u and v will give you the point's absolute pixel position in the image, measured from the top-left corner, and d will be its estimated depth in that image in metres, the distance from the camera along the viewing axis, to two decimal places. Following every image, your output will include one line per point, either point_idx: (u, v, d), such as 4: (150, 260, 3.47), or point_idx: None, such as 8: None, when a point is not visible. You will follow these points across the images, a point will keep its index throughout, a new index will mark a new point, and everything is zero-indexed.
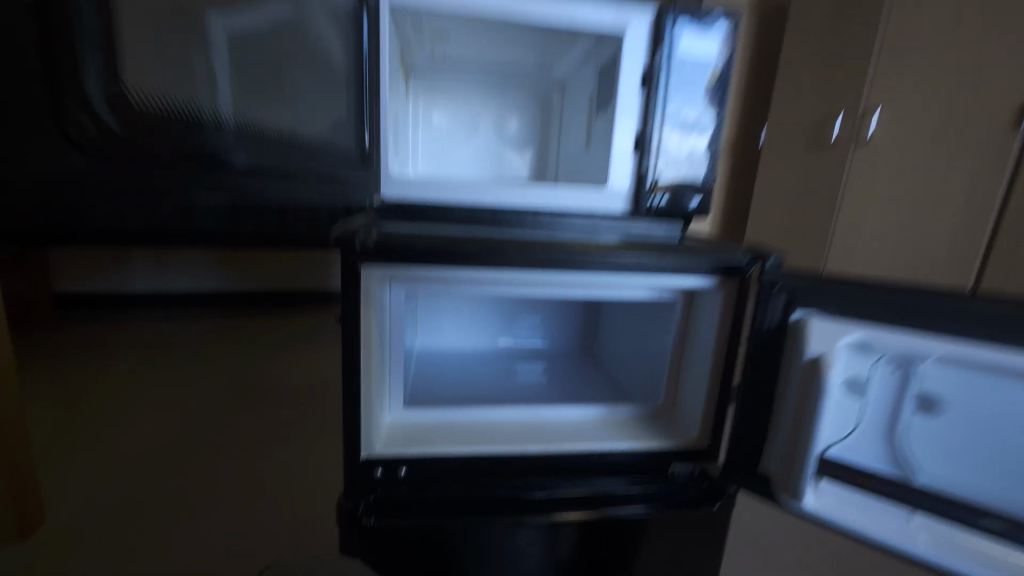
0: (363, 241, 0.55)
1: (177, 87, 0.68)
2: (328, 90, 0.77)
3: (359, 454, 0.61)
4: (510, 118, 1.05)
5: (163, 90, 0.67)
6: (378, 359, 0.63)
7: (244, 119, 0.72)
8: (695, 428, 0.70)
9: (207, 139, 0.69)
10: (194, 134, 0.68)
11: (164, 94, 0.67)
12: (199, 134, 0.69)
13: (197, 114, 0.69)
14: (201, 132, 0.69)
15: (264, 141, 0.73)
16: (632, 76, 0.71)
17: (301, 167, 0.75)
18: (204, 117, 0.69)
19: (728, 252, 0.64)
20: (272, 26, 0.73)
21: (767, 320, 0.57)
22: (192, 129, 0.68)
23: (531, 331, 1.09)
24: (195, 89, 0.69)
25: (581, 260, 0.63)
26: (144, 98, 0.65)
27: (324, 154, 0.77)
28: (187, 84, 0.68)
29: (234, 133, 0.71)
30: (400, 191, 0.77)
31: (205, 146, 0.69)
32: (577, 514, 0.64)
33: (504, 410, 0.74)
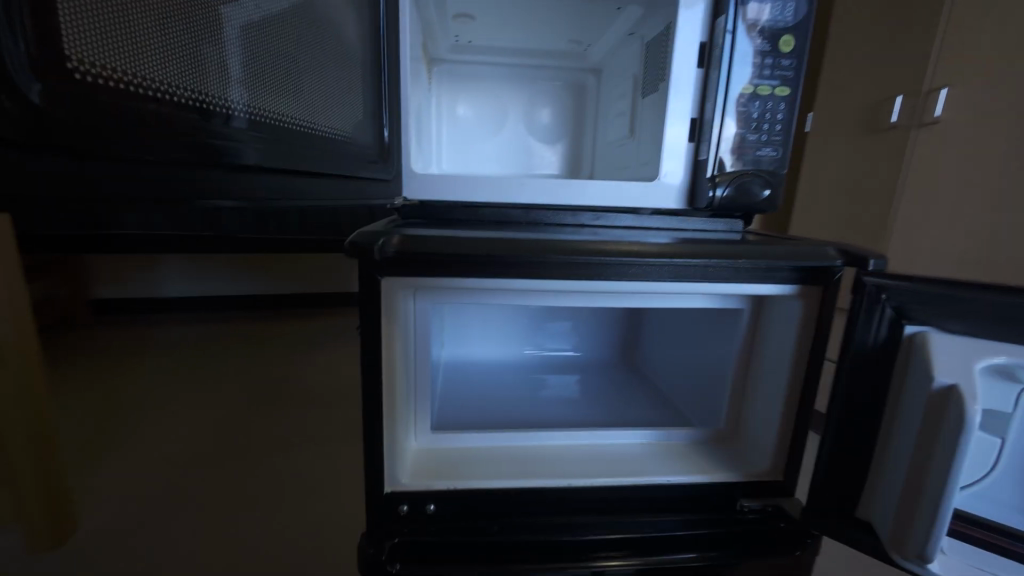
0: (383, 251, 0.47)
1: (145, 32, 0.39)
2: (342, 74, 0.65)
3: (382, 489, 0.54)
4: (540, 108, 0.96)
5: (129, 30, 0.37)
6: (402, 382, 0.56)
7: (264, 112, 0.52)
8: (766, 459, 0.61)
9: (195, 126, 0.44)
10: (198, 121, 0.44)
11: (142, 48, 0.39)
12: (180, 114, 0.42)
13: (194, 96, 0.44)
14: (200, 121, 0.44)
15: (281, 139, 0.54)
16: (688, 53, 0.62)
17: (318, 166, 0.60)
18: (210, 103, 0.46)
19: (816, 250, 0.54)
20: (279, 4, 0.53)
21: (868, 336, 0.46)
22: (183, 111, 0.43)
23: (566, 339, 1.01)
24: (189, 54, 0.44)
25: (632, 264, 0.54)
26: (129, 51, 0.38)
27: (343, 152, 0.65)
28: (163, 35, 0.41)
29: (250, 129, 0.50)
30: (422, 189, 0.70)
31: (209, 141, 0.45)
32: (620, 560, 0.56)
33: (542, 436, 0.66)
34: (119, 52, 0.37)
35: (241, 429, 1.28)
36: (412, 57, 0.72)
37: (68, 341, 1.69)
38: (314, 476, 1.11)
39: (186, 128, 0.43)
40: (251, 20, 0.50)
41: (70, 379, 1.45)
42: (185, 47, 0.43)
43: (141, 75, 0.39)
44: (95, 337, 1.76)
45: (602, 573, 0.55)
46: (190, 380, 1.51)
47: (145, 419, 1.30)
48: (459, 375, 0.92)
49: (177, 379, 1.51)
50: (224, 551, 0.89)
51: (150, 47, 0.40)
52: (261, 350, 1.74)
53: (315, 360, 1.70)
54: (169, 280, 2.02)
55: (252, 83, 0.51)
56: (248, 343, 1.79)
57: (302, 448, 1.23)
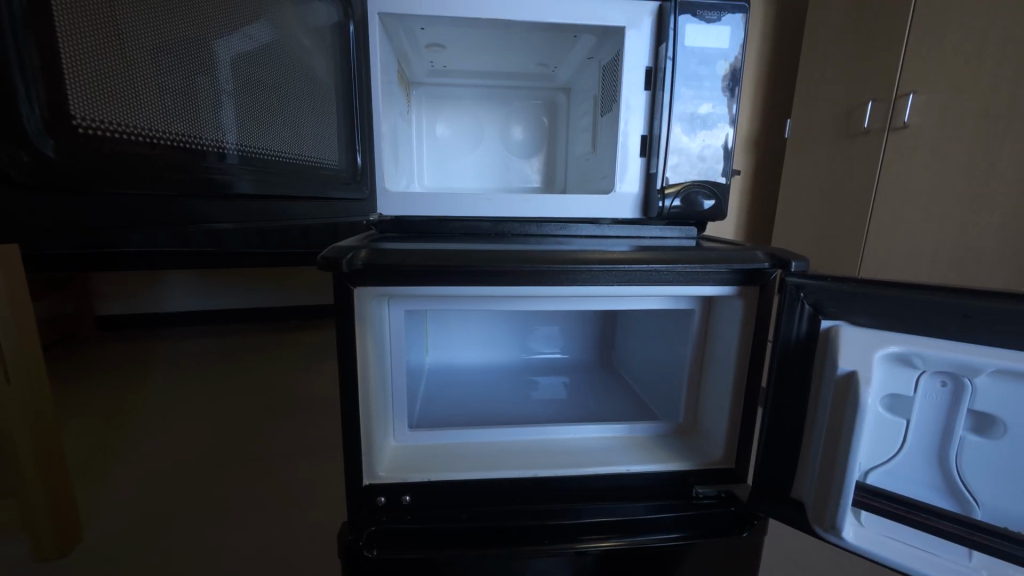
0: (351, 262, 0.53)
1: (145, 87, 0.46)
2: (320, 105, 0.71)
3: (361, 481, 0.59)
4: (515, 125, 1.02)
5: (129, 87, 0.45)
6: (379, 383, 0.61)
7: (252, 148, 0.59)
8: (719, 448, 0.65)
9: (191, 162, 0.50)
10: (194, 159, 0.51)
11: (142, 101, 0.46)
12: (176, 153, 0.49)
13: (190, 136, 0.51)
14: (196, 158, 0.51)
15: (271, 171, 0.61)
16: (636, 76, 0.68)
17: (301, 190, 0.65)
18: (204, 145, 0.53)
19: (748, 254, 0.59)
20: (262, 48, 0.60)
21: (791, 331, 0.52)
22: (179, 150, 0.49)
23: (548, 343, 1.06)
24: (184, 101, 0.51)
25: (586, 271, 0.59)
26: (129, 104, 0.45)
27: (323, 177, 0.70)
28: (159, 88, 0.48)
29: (241, 164, 0.57)
30: (399, 207, 0.75)
31: (206, 175, 0.52)
32: (604, 542, 0.61)
33: (519, 430, 0.71)
34: (120, 106, 0.44)
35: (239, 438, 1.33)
36: (389, 84, 0.79)
37: (73, 355, 1.75)
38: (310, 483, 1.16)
39: (184, 166, 0.49)
40: (241, 67, 0.57)
41: (77, 395, 1.49)
42: (182, 96, 0.50)
43: (142, 123, 0.46)
44: (99, 351, 1.82)
45: (585, 552, 0.60)
46: (191, 392, 1.56)
47: (148, 430, 1.35)
48: (444, 379, 0.96)
49: (179, 391, 1.56)
50: (224, 554, 0.94)
51: (149, 99, 0.47)
52: (259, 362, 1.79)
53: (312, 370, 1.75)
54: (170, 295, 2.08)
55: (242, 121, 0.58)
56: (247, 355, 1.84)
57: (299, 455, 1.28)
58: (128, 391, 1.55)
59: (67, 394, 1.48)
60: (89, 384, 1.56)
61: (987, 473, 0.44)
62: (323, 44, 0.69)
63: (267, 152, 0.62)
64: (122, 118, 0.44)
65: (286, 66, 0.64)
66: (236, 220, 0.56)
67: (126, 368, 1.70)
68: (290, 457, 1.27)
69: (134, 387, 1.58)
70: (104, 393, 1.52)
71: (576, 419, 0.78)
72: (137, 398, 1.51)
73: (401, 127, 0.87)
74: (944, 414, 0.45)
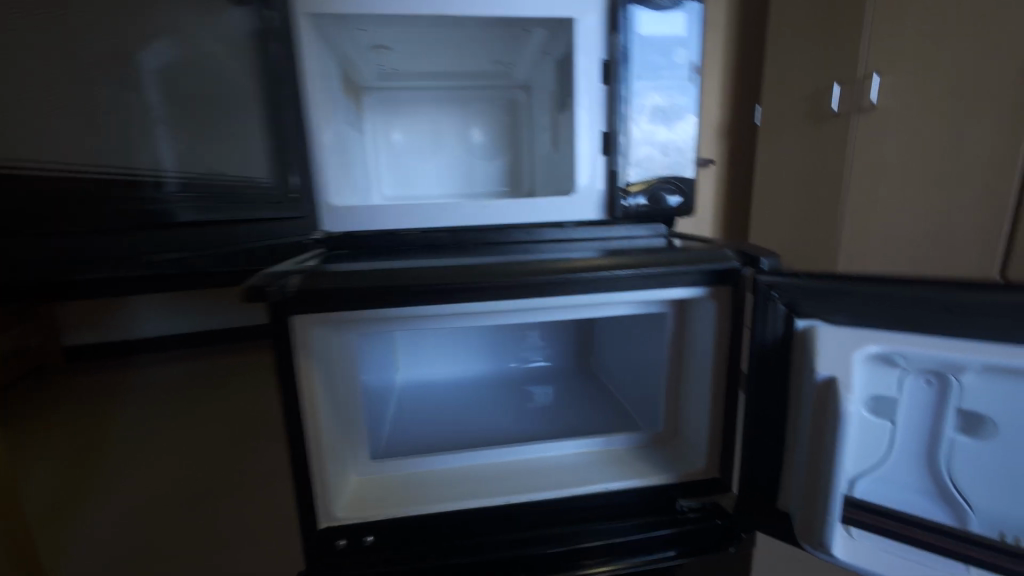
0: (285, 288, 0.48)
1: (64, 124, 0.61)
2: (246, 113, 0.67)
3: (317, 524, 0.54)
4: (474, 127, 0.96)
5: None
6: (331, 415, 0.56)
7: (192, 171, 0.68)
8: (702, 457, 0.62)
9: (124, 193, 0.64)
10: (128, 190, 0.64)
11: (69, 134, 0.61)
12: (107, 184, 0.64)
13: (126, 167, 0.65)
14: (129, 189, 0.65)
15: (205, 192, 0.67)
16: (592, 69, 0.63)
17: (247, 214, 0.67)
18: (140, 176, 0.65)
19: (714, 253, 0.56)
20: (186, 68, 0.66)
21: (766, 333, 0.48)
22: (113, 182, 0.64)
23: (530, 350, 1.01)
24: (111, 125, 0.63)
25: (549, 282, 0.54)
26: (76, 142, 0.59)
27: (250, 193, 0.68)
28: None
29: (182, 191, 0.66)
30: (342, 222, 0.68)
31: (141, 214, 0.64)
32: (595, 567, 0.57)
33: (489, 453, 0.66)
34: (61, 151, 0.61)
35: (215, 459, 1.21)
36: (335, 90, 0.73)
37: None
38: None
39: (114, 196, 0.64)
40: (166, 84, 0.66)
41: None
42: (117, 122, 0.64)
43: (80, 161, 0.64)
44: None
45: None
46: None
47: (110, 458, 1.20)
48: (415, 398, 0.91)
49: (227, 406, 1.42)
50: None
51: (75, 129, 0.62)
52: None
53: None
54: None
55: (171, 139, 0.67)
56: None
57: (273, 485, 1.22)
58: None
59: None
60: None
61: (980, 478, 0.41)
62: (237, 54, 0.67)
63: (209, 173, 0.68)
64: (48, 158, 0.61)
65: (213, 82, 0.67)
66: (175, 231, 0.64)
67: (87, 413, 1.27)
68: (264, 487, 1.21)
69: None
70: None
71: (551, 434, 0.74)
72: None
73: (351, 136, 0.82)
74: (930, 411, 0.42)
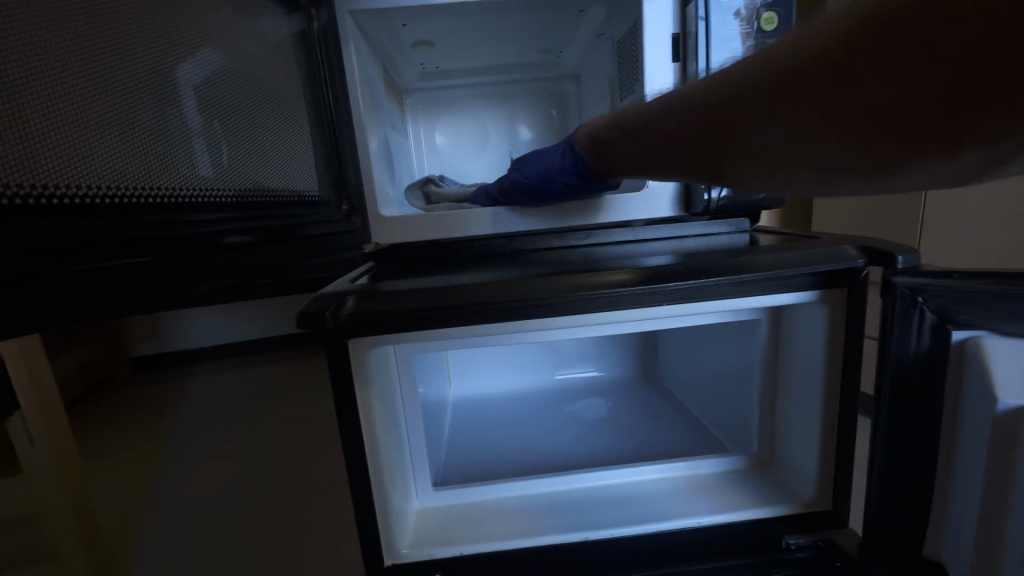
0: (336, 317, 0.43)
1: (79, 95, 0.37)
2: (285, 112, 0.66)
3: (382, 563, 0.50)
4: (520, 124, 0.91)
5: (83, 116, 0.37)
6: (392, 444, 0.52)
7: (233, 174, 0.56)
8: (811, 486, 0.53)
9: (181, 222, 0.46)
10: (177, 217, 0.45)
11: (71, 123, 0.36)
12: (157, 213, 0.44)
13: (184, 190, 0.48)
14: (185, 218, 0.47)
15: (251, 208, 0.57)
16: (660, 47, 0.58)
17: (290, 220, 0.63)
18: (175, 196, 0.46)
19: (832, 250, 0.47)
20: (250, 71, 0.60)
21: (910, 348, 0.40)
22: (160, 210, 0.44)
23: (588, 357, 0.92)
24: (142, 144, 0.44)
25: (632, 295, 0.47)
26: (113, 160, 0.40)
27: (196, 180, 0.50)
28: (122, 121, 0.41)
29: (220, 212, 0.52)
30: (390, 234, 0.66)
31: (193, 232, 0.47)
32: None
33: (561, 478, 0.60)
34: (101, 161, 0.39)
35: (318, 511, 0.98)
36: (376, 94, 0.70)
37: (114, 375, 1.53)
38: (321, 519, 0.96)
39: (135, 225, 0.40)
40: (205, 95, 0.52)
41: (103, 414, 1.33)
42: (71, 128, 0.36)
43: (135, 186, 0.42)
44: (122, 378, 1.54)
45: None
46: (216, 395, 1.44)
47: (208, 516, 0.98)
48: (472, 411, 0.85)
49: (207, 433, 1.25)
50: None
51: (130, 150, 0.42)
52: None
53: None
54: None
55: (217, 154, 0.54)
56: None
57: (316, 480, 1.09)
58: (128, 403, 1.38)
59: (79, 408, 1.35)
60: (101, 403, 1.38)
61: None
62: (284, 60, 0.65)
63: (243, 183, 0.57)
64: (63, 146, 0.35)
65: (252, 107, 0.60)
66: (237, 280, 0.53)
67: (160, 408, 1.35)
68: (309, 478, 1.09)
69: (133, 399, 1.40)
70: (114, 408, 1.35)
71: (628, 456, 0.66)
72: (141, 410, 1.35)
73: (395, 140, 0.79)
74: (539, 153, 0.65)
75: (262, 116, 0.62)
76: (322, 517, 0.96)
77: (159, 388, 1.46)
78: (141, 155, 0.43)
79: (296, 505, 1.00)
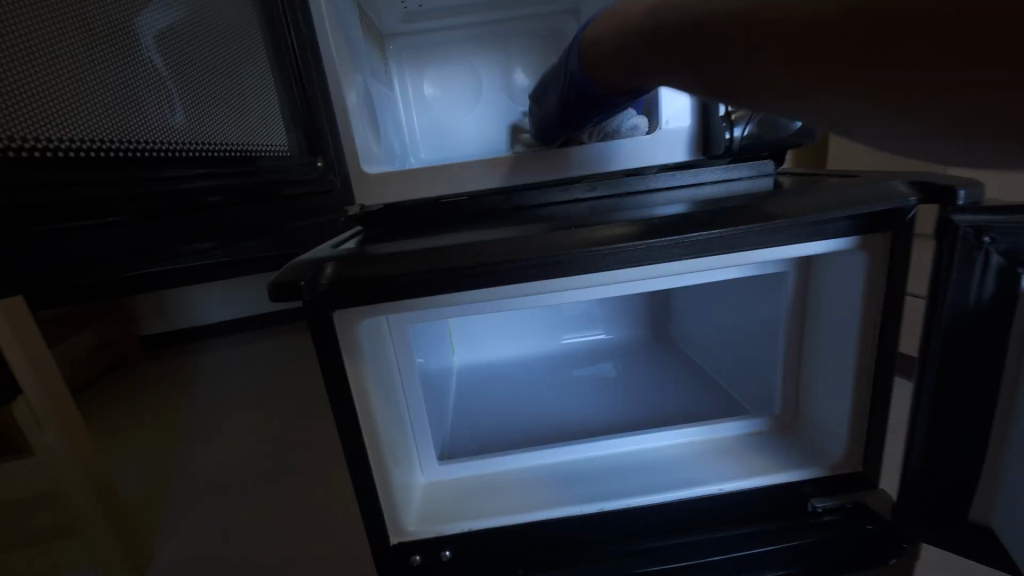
0: (312, 286, 0.39)
1: (28, 26, 0.33)
2: (249, 57, 0.60)
3: (388, 540, 0.48)
4: (516, 69, 0.82)
5: (35, 53, 0.33)
6: (390, 421, 0.49)
7: (207, 124, 0.52)
8: (839, 447, 0.50)
9: (155, 178, 0.42)
10: (147, 172, 0.42)
11: (23, 55, 0.32)
12: (128, 164, 0.40)
13: (154, 141, 0.44)
14: (159, 173, 0.43)
15: (226, 165, 0.53)
16: None
17: (265, 176, 0.59)
18: (144, 148, 0.43)
19: (879, 187, 0.41)
20: (211, 12, 0.54)
21: (965, 292, 0.37)
22: (132, 162, 0.41)
23: (595, 320, 0.88)
24: (99, 87, 0.39)
25: (646, 248, 0.41)
26: (71, 105, 0.36)
27: (172, 131, 0.47)
28: (75, 60, 0.37)
29: (196, 166, 0.48)
30: (374, 194, 0.61)
31: (167, 187, 0.44)
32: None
33: (572, 447, 0.57)
34: (59, 103, 0.35)
35: (327, 480, 0.97)
36: (354, 39, 0.63)
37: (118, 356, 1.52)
38: (332, 489, 0.95)
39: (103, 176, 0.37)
40: (166, 40, 0.48)
41: (109, 394, 1.32)
42: (15, 70, 0.32)
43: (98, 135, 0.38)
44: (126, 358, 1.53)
45: None
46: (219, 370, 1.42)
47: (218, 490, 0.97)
48: (476, 381, 0.82)
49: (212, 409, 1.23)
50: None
51: (91, 92, 0.38)
52: None
53: None
54: None
55: (185, 107, 0.49)
56: None
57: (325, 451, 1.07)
58: (132, 382, 1.37)
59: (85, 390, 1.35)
60: (106, 384, 1.37)
61: None
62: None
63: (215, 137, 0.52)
64: (9, 94, 0.31)
65: (220, 52, 0.55)
66: (217, 240, 0.50)
67: (167, 385, 1.34)
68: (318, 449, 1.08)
69: (137, 378, 1.39)
70: (120, 389, 1.34)
71: (640, 422, 0.63)
72: (146, 388, 1.34)
73: (378, 90, 0.71)
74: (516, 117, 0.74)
75: (230, 63, 0.57)
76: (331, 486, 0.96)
77: (162, 366, 1.44)
78: (101, 100, 0.39)
79: (305, 477, 0.99)
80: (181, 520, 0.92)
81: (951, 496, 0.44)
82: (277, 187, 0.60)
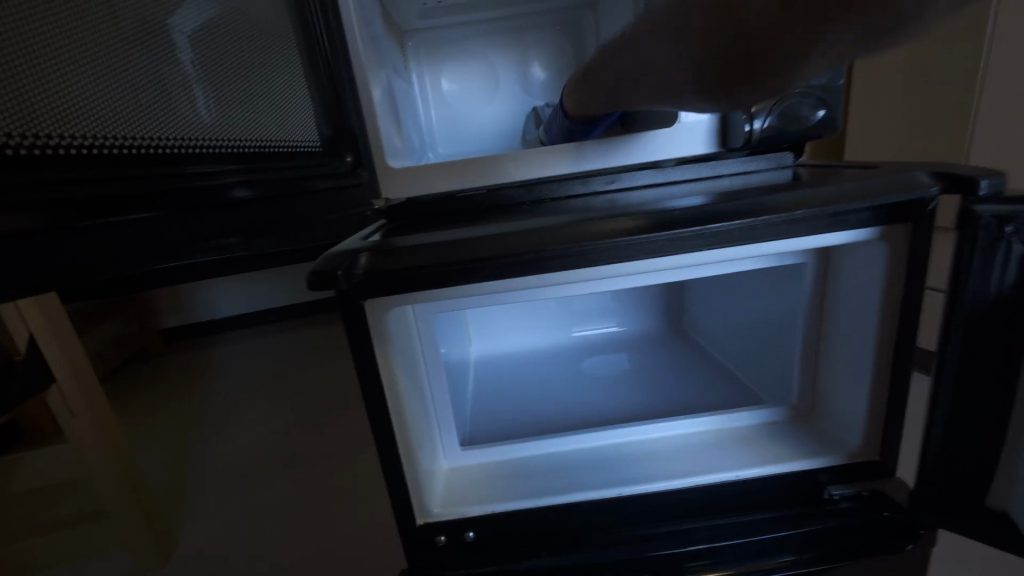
0: (349, 276, 0.41)
1: (65, 32, 0.35)
2: (278, 56, 0.62)
3: (415, 522, 0.50)
4: (534, 63, 0.83)
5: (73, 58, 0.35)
6: (416, 408, 0.51)
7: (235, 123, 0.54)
8: (856, 436, 0.50)
9: (184, 175, 0.44)
10: (176, 169, 0.44)
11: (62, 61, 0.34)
12: (159, 162, 0.42)
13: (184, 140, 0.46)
14: (188, 170, 0.45)
15: (254, 161, 0.54)
16: None
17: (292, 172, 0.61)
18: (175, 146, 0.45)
19: (901, 178, 0.42)
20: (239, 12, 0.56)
21: (984, 282, 0.38)
22: (163, 160, 0.42)
23: (612, 312, 0.89)
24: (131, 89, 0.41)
25: (667, 240, 0.42)
26: (106, 107, 0.38)
27: (201, 130, 0.49)
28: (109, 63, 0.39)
29: (224, 162, 0.50)
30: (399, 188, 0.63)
31: (196, 184, 0.45)
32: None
33: (590, 436, 0.58)
34: (96, 105, 0.37)
35: (348, 468, 1.00)
36: (377, 36, 0.64)
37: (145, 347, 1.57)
38: (352, 476, 0.97)
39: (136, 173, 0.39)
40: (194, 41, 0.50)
41: (137, 384, 1.37)
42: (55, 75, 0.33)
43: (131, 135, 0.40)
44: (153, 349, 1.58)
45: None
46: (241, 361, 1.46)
47: (243, 476, 1.01)
48: (493, 371, 0.84)
49: (235, 398, 1.27)
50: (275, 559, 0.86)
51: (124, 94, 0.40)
52: None
53: None
54: None
55: (213, 107, 0.51)
56: None
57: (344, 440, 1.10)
58: (159, 372, 1.42)
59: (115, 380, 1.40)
60: (134, 374, 1.42)
61: None
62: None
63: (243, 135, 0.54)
64: (50, 98, 0.33)
65: (248, 51, 0.57)
66: (245, 233, 0.53)
67: (191, 376, 1.39)
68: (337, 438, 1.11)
69: (163, 368, 1.44)
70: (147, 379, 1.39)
71: (657, 412, 0.64)
72: (172, 378, 1.38)
73: (399, 86, 0.73)
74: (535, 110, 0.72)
75: (258, 62, 0.59)
76: (352, 474, 0.99)
77: (187, 357, 1.49)
78: (134, 101, 0.41)
79: (327, 464, 1.02)
80: (209, 504, 0.95)
81: (969, 485, 0.44)
82: (306, 182, 0.62)
